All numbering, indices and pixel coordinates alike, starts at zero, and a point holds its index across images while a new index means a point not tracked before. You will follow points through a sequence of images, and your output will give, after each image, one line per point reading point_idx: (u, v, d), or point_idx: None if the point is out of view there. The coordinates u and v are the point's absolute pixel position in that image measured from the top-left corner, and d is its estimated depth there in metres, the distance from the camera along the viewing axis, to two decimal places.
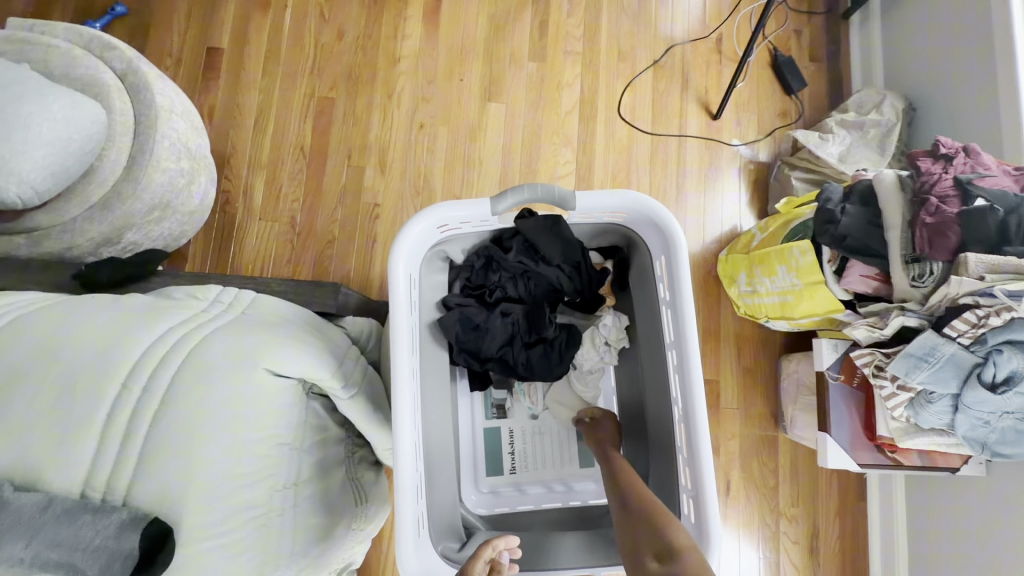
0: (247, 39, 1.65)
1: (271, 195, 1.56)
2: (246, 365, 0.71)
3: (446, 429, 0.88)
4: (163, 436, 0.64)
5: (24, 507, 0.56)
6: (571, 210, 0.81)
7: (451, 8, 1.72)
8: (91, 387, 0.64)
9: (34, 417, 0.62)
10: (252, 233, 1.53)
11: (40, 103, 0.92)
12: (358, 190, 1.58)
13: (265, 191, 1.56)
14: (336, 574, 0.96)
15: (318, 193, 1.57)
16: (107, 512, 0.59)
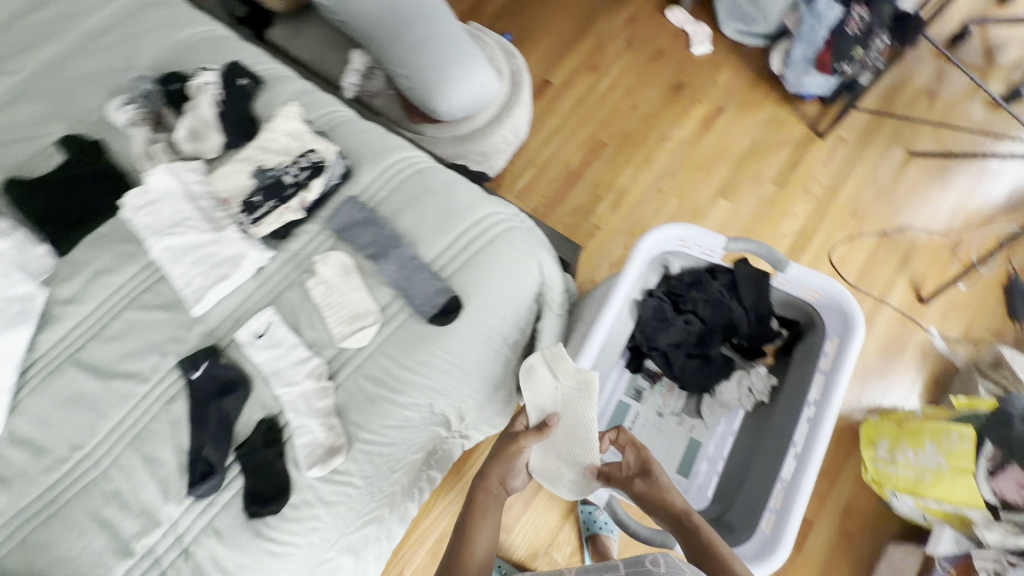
0: (571, 83, 2.21)
1: (529, 186, 2.05)
2: (530, 252, 1.07)
3: None
4: (477, 261, 1.02)
5: (403, 255, 1.01)
6: (780, 273, 1.06)
7: (727, 122, 2.11)
8: (457, 215, 1.05)
9: (426, 214, 1.05)
10: None
11: (478, 70, 1.50)
12: (589, 212, 2.00)
13: (527, 181, 2.06)
14: (466, 433, 1.26)
15: (561, 200, 2.02)
16: (435, 280, 0.98)
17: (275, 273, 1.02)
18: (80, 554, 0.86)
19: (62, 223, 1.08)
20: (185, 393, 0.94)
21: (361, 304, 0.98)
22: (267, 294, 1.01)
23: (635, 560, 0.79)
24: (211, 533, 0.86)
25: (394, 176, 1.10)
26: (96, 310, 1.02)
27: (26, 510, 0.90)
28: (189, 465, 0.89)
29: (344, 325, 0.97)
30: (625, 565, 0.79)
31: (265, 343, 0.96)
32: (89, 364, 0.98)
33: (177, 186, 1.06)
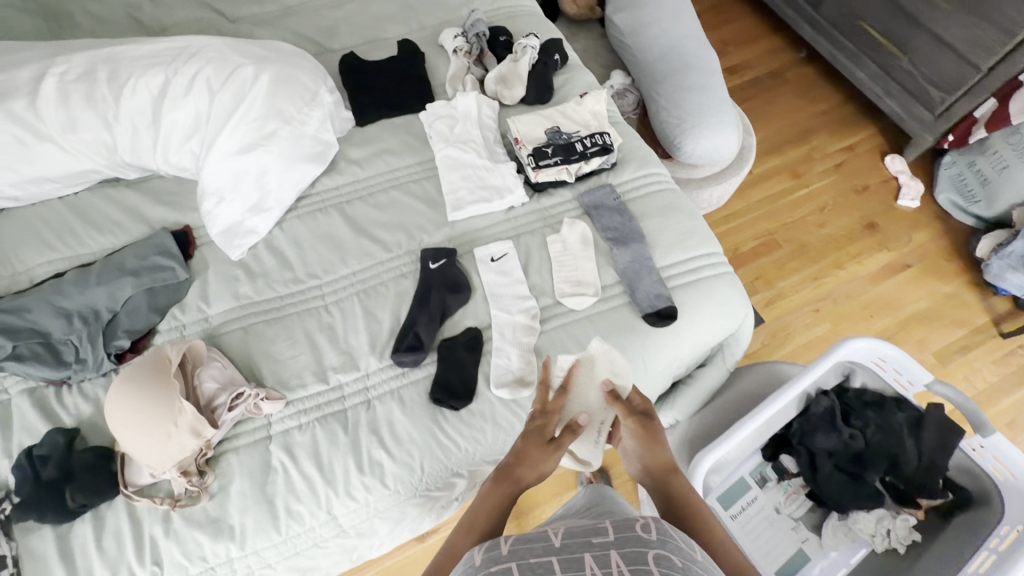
0: (770, 178, 2.26)
1: None
2: (739, 303, 1.12)
3: (748, 446, 1.15)
4: (696, 287, 1.08)
5: (638, 252, 1.08)
6: (978, 434, 1.04)
7: (909, 279, 2.06)
8: (692, 241, 1.12)
9: (666, 228, 1.12)
10: None
11: (729, 133, 1.55)
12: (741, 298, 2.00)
13: None
14: None
15: None
16: (658, 285, 1.05)
17: (524, 217, 1.13)
18: (288, 360, 0.97)
19: (372, 102, 1.26)
20: (416, 275, 1.06)
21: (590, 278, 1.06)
22: (509, 229, 1.12)
23: (623, 525, 0.63)
24: (395, 397, 0.94)
25: (650, 185, 1.19)
26: (370, 179, 1.17)
27: (258, 305, 1.03)
28: (399, 333, 0.99)
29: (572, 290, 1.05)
30: (612, 531, 0.62)
31: (495, 268, 1.06)
32: (348, 217, 1.13)
33: (475, 113, 1.21)
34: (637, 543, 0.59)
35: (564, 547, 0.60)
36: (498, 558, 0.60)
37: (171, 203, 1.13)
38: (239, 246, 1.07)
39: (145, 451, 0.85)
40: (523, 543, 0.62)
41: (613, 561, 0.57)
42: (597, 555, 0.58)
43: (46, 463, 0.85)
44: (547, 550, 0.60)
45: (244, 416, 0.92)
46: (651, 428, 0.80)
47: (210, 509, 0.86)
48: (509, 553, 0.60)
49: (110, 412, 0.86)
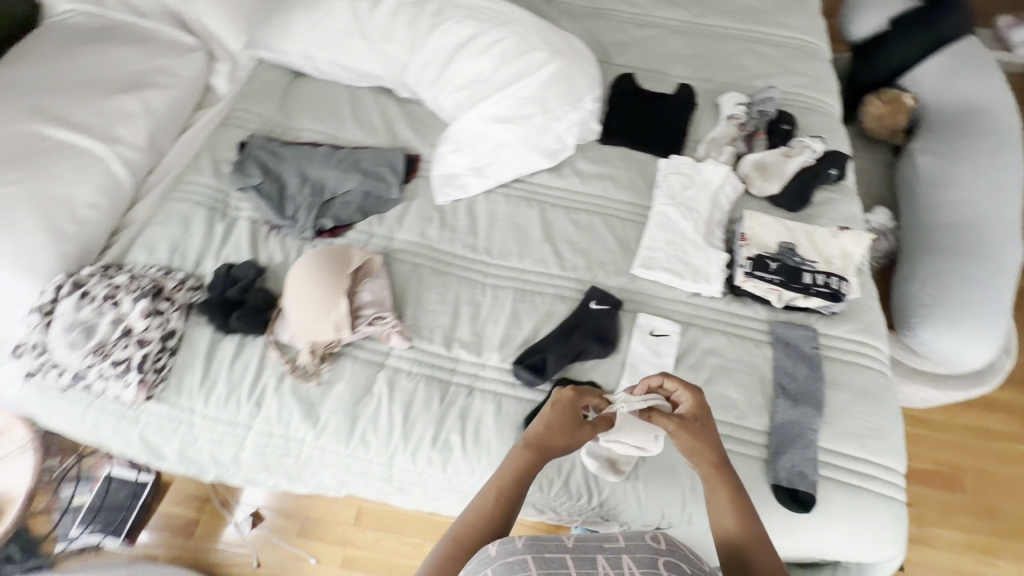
0: None
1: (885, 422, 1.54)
2: (893, 542, 0.91)
3: None
4: (851, 492, 0.90)
5: (806, 416, 0.94)
6: None
7: None
8: (874, 442, 0.94)
9: (851, 411, 0.96)
10: None
11: (990, 346, 1.25)
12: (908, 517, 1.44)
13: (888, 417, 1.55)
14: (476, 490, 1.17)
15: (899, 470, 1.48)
16: (808, 464, 0.90)
17: (703, 310, 1.04)
18: (431, 311, 1.03)
19: (624, 129, 1.26)
20: (573, 304, 1.04)
21: (644, 437, 0.87)
22: (684, 313, 1.04)
23: (633, 534, 0.64)
24: (496, 402, 0.95)
25: (859, 356, 1.01)
26: (583, 195, 1.18)
27: (433, 252, 1.11)
28: (531, 349, 0.99)
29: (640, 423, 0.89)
30: (623, 538, 0.63)
31: (647, 343, 1.00)
32: (546, 218, 1.15)
33: (716, 186, 1.14)
34: (649, 550, 0.61)
35: (576, 547, 0.62)
36: (515, 549, 0.61)
37: (419, 129, 1.26)
38: (446, 195, 1.16)
39: (293, 317, 0.98)
40: (536, 540, 0.62)
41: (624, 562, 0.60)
42: (609, 557, 0.60)
43: (236, 284, 1.01)
44: (559, 546, 0.62)
45: (375, 334, 1.00)
46: (705, 443, 0.74)
47: (313, 392, 0.95)
48: (523, 547, 0.61)
49: (290, 273, 1.01)
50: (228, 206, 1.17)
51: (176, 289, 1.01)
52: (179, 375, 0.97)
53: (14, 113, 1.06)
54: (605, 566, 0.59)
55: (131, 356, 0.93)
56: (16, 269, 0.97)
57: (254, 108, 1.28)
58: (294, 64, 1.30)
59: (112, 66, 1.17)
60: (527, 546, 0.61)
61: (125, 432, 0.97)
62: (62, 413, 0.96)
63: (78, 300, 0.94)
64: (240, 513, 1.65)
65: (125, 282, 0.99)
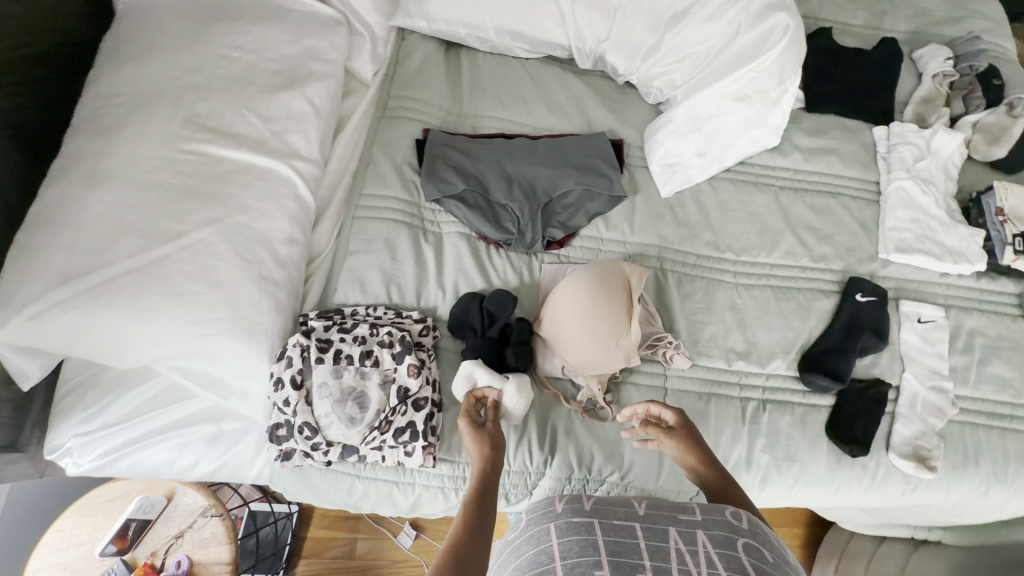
0: None
1: None
2: None
3: None
4: None
5: None
6: None
7: None
8: None
9: None
10: None
11: None
12: None
13: None
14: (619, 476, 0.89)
15: None
16: None
17: (957, 290, 1.03)
18: (698, 323, 0.95)
19: (832, 94, 1.16)
20: (835, 297, 1.00)
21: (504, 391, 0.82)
22: (941, 296, 1.02)
23: (713, 509, 0.66)
24: (794, 412, 0.91)
25: None
26: (809, 174, 1.09)
27: (672, 251, 1.01)
28: (814, 352, 0.94)
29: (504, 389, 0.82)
30: (698, 512, 0.66)
31: (919, 332, 0.98)
32: (779, 203, 1.06)
33: (946, 154, 1.09)
34: (726, 529, 0.63)
35: (646, 515, 0.65)
36: (582, 511, 0.64)
37: (613, 108, 1.10)
38: (672, 185, 1.04)
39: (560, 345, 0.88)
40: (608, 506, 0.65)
41: (699, 539, 0.61)
42: (684, 531, 0.62)
43: (493, 322, 0.88)
44: (629, 513, 0.65)
45: (651, 355, 0.92)
46: (694, 441, 0.76)
47: (607, 429, 0.88)
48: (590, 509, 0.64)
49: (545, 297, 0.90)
50: (425, 219, 0.99)
51: (424, 334, 0.87)
52: (455, 431, 0.84)
53: (170, 131, 0.81)
54: (678, 540, 0.60)
55: (413, 420, 0.80)
56: (241, 333, 0.79)
57: (419, 94, 1.07)
58: (456, 36, 1.10)
59: (258, 54, 0.91)
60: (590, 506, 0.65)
61: (399, 499, 0.85)
62: (327, 490, 0.83)
63: (334, 364, 0.80)
64: (398, 525, 1.40)
65: (372, 333, 0.83)
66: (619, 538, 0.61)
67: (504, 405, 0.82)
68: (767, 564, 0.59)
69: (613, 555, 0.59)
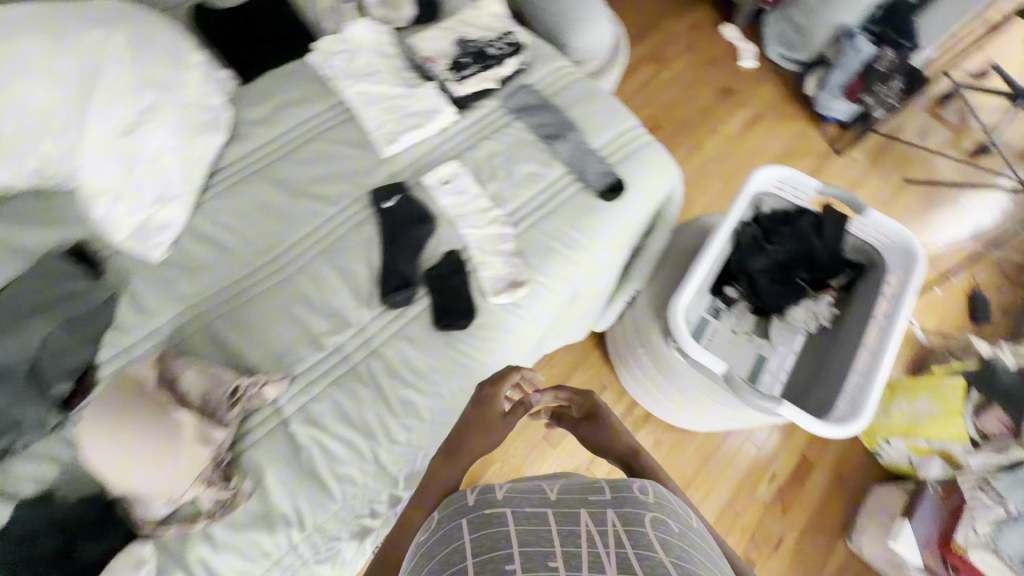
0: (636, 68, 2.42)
1: None
2: (668, 165, 1.25)
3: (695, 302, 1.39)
4: (632, 159, 1.18)
5: (576, 139, 1.14)
6: (860, 216, 1.30)
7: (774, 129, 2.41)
8: (613, 122, 1.21)
9: (590, 116, 1.19)
10: None
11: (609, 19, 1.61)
12: None
13: None
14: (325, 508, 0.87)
15: None
16: (602, 164, 1.14)
17: (458, 135, 1.12)
18: (273, 340, 0.90)
19: (254, 54, 1.13)
20: (374, 219, 1.01)
21: None
22: (450, 150, 1.10)
23: (623, 489, 0.71)
24: (404, 336, 0.93)
25: (561, 80, 1.23)
26: (283, 137, 1.06)
27: (208, 300, 0.92)
28: (383, 277, 0.96)
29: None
30: (610, 490, 0.72)
31: (451, 191, 1.06)
32: (275, 179, 1.02)
33: (372, 41, 1.14)
34: (635, 504, 0.68)
35: (557, 501, 0.71)
36: (493, 501, 0.71)
37: (44, 219, 0.93)
38: (160, 244, 0.93)
39: (483, 436, 0.79)
40: (521, 494, 0.73)
41: (612, 520, 0.66)
42: (595, 515, 0.67)
43: (33, 536, 0.72)
44: (540, 501, 0.71)
45: (244, 409, 0.84)
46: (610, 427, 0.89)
47: (255, 507, 0.81)
48: (501, 498, 0.71)
49: (508, 373, 0.83)
50: None
51: None
52: None
53: None
54: (591, 524, 0.65)
55: None
56: None
57: None
58: None
59: None
60: (504, 496, 0.71)
61: None
62: None
63: None
64: None
65: None
66: (532, 527, 0.65)
67: None
68: (670, 534, 0.65)
69: (524, 547, 0.62)
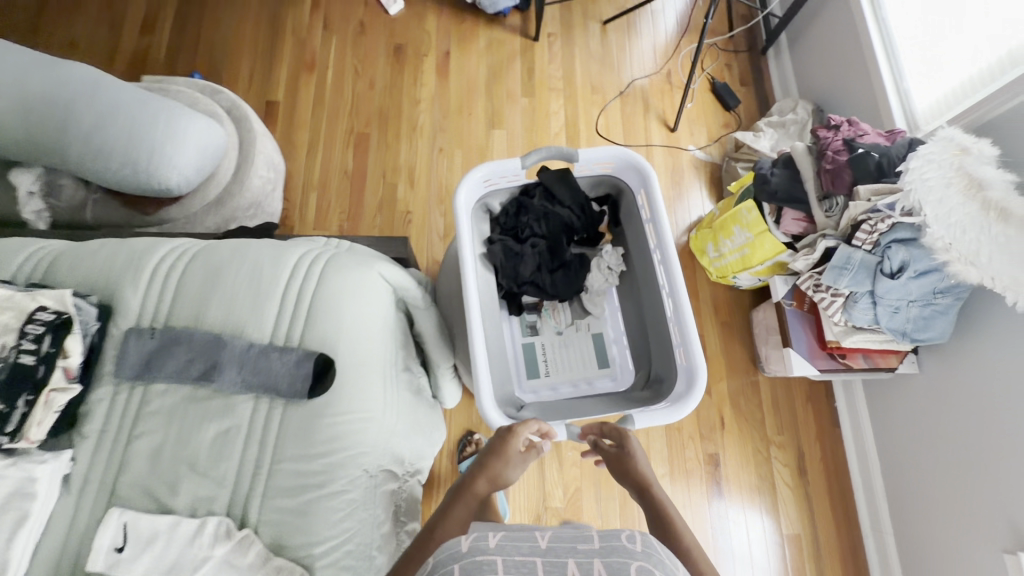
0: (296, 92, 2.01)
1: (329, 178, 1.91)
2: (367, 269, 1.00)
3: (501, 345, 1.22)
4: (318, 306, 0.91)
5: (235, 349, 0.84)
6: (576, 162, 1.16)
7: (465, 55, 2.16)
8: (267, 278, 0.91)
9: (234, 299, 0.89)
10: (313, 205, 1.87)
11: (190, 118, 1.22)
12: (391, 188, 1.93)
13: (336, 170, 1.92)
14: None
15: (362, 180, 1.92)
16: (289, 351, 0.86)
17: (94, 471, 0.79)
18: None
19: None
20: None
21: None
22: (100, 496, 0.78)
23: (608, 535, 0.62)
24: None
25: (167, 280, 0.89)
26: None
27: None
28: None
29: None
30: (599, 536, 0.62)
31: (135, 550, 0.74)
32: None
33: None
34: (621, 553, 0.58)
35: (547, 549, 0.60)
36: (481, 549, 0.60)
37: None
38: None
39: (498, 467, 0.92)
40: (512, 539, 0.62)
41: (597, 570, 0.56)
42: (580, 560, 0.58)
43: None
44: (530, 549, 0.61)
45: None
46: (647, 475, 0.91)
47: None
48: (495, 547, 0.60)
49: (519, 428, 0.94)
50: None
51: None
52: None
53: None
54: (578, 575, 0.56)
55: None
56: None
57: None
58: None
59: None
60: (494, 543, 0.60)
61: None
62: None
63: None
64: None
65: None
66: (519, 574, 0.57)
67: None
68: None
69: None
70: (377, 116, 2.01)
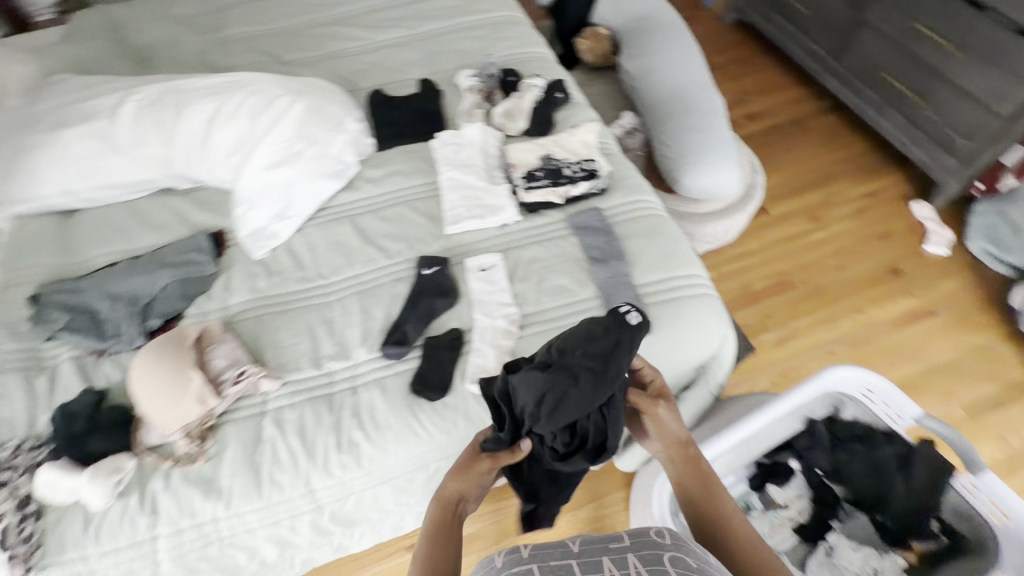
0: (787, 221, 2.27)
1: (735, 277, 2.11)
2: (720, 326, 1.15)
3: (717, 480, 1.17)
4: (676, 304, 1.13)
5: (619, 267, 1.15)
6: (971, 473, 1.03)
7: (947, 330, 1.97)
8: (673, 263, 1.18)
9: (649, 251, 1.19)
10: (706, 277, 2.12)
11: (730, 168, 1.64)
12: (763, 327, 2.00)
13: (744, 279, 2.11)
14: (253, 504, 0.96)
15: (753, 301, 2.05)
16: (637, 300, 1.12)
17: (513, 233, 1.23)
18: (287, 347, 1.09)
19: (395, 130, 1.43)
20: (412, 278, 1.17)
21: (95, 487, 0.91)
22: (501, 243, 1.22)
23: (637, 533, 0.70)
24: (381, 385, 1.04)
25: (635, 209, 1.26)
26: (382, 196, 1.32)
27: (271, 299, 1.17)
28: (390, 329, 1.09)
29: (84, 483, 0.90)
30: (628, 537, 0.70)
31: (485, 277, 1.16)
32: (358, 226, 1.26)
33: (480, 141, 1.35)
34: (652, 547, 0.67)
35: (581, 552, 0.68)
36: (519, 559, 0.66)
37: (212, 210, 1.31)
38: (262, 248, 1.22)
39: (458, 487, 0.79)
40: (541, 549, 0.69)
41: (633, 562, 0.64)
42: (616, 559, 0.65)
43: (81, 417, 0.99)
44: (564, 553, 0.68)
45: (244, 391, 1.03)
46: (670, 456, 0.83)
47: (206, 469, 0.96)
48: (528, 556, 0.67)
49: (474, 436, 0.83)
50: (43, 359, 1.12)
51: (15, 456, 0.96)
52: (56, 533, 0.91)
53: None
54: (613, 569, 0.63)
55: None
56: None
57: (33, 260, 1.23)
58: (62, 205, 1.29)
59: None
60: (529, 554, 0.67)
61: None
62: None
63: None
64: None
65: None
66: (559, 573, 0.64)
67: (95, 497, 0.91)
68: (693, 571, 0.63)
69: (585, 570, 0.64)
70: (818, 287, 2.09)
